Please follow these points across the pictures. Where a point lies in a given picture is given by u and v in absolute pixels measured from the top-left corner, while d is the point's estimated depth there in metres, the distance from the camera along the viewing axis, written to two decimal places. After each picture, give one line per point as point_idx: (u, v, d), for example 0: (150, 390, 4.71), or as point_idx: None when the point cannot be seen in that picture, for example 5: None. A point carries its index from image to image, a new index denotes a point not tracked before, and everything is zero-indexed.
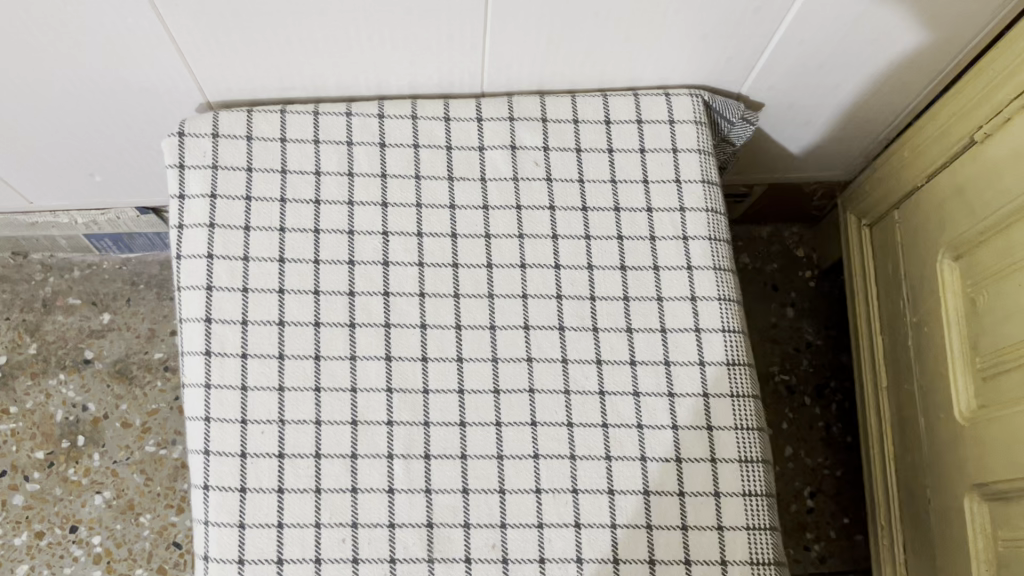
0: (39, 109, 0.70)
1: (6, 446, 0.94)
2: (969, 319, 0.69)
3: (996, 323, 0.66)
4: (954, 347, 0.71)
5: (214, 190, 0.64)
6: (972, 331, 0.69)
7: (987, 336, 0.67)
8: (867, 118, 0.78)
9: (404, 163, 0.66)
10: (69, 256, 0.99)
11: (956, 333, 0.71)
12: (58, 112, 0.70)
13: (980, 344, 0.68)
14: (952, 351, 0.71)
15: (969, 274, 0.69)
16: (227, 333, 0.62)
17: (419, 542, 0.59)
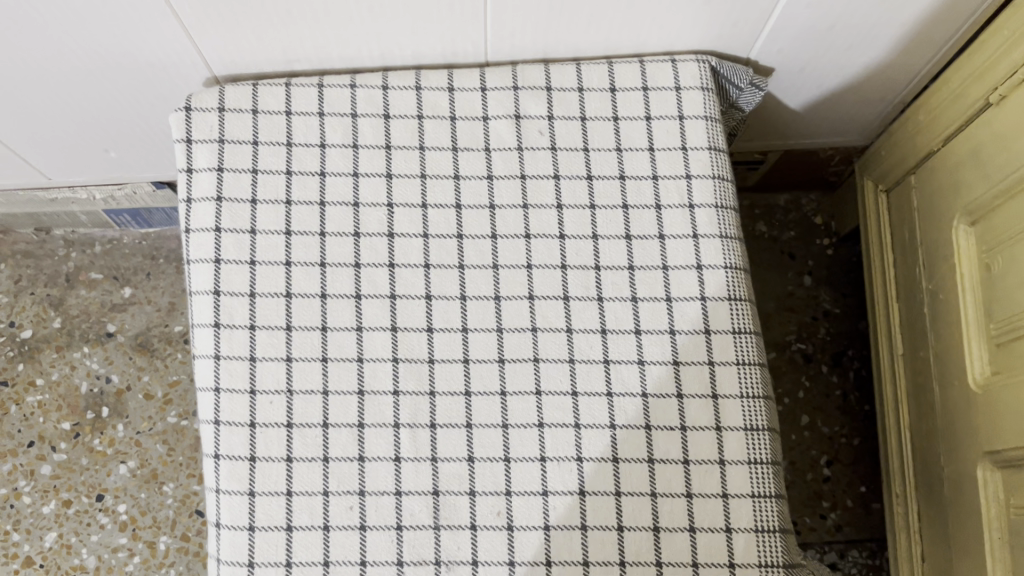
0: (51, 87, 0.71)
1: (33, 418, 0.96)
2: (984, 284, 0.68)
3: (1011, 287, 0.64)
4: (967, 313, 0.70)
5: (221, 164, 0.64)
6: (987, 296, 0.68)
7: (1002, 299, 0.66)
8: (882, 82, 0.77)
9: (408, 134, 0.66)
10: (90, 232, 1.02)
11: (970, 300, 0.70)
12: (68, 90, 0.71)
13: (994, 310, 0.67)
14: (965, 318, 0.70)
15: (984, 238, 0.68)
16: (235, 305, 0.62)
17: (425, 509, 0.60)
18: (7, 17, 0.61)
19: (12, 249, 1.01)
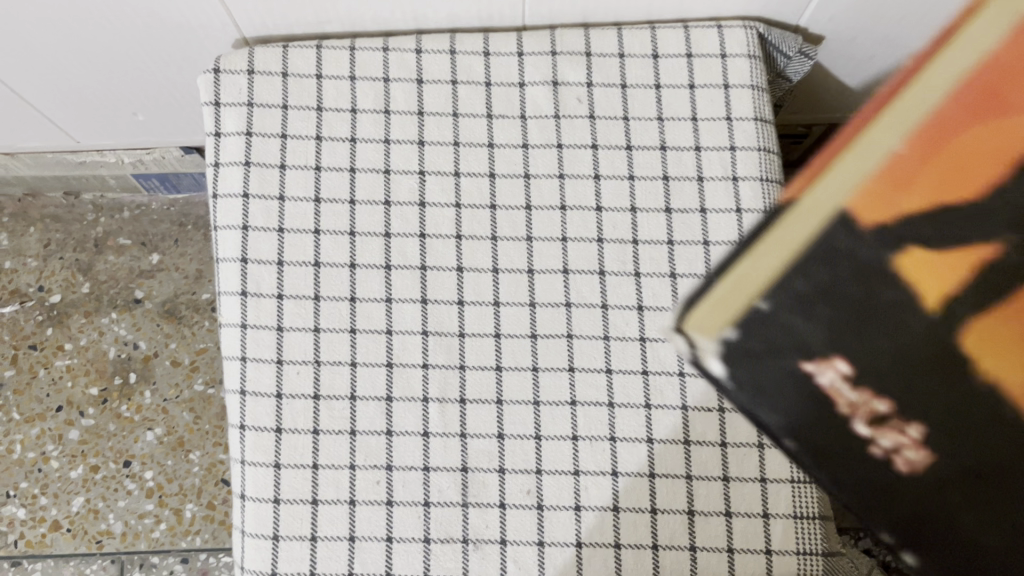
0: (77, 49, 0.69)
1: (62, 382, 0.96)
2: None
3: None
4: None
5: (250, 128, 0.63)
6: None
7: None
8: None
9: (442, 100, 0.65)
10: (119, 197, 1.02)
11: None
12: (95, 52, 0.70)
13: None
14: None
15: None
16: (263, 272, 0.61)
17: (454, 486, 0.58)
18: None
19: (41, 212, 1.01)
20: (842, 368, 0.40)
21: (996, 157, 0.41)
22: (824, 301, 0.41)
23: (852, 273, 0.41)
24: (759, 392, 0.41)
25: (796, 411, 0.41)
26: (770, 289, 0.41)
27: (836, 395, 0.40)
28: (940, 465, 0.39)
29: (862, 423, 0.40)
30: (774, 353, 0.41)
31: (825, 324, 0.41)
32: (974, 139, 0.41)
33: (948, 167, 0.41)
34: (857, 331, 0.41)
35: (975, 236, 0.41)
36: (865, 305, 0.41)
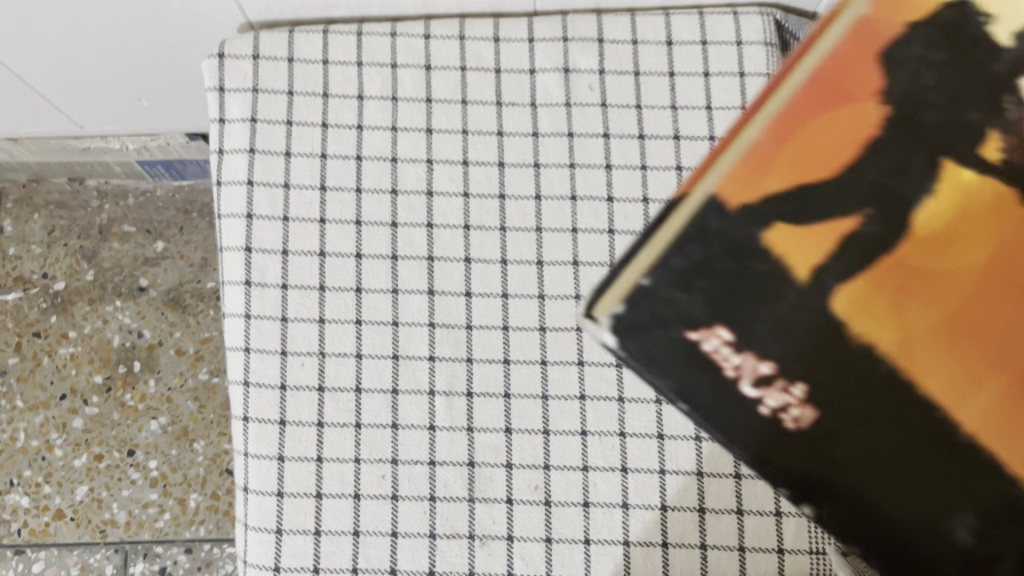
0: (79, 33, 0.68)
1: (66, 370, 0.96)
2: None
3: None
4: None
5: (255, 114, 0.62)
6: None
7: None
8: None
9: (451, 87, 0.63)
10: (124, 183, 1.01)
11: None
12: (97, 37, 0.69)
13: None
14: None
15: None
16: (267, 262, 0.60)
17: (461, 481, 0.57)
18: None
19: (46, 199, 1.00)
20: (727, 336, 0.36)
21: (844, 145, 0.38)
22: (696, 279, 0.37)
23: (722, 241, 0.37)
24: (650, 362, 0.36)
25: (685, 381, 0.36)
26: (649, 265, 0.37)
27: (721, 365, 0.36)
28: (827, 441, 0.35)
29: (750, 387, 0.36)
30: (661, 323, 0.37)
31: (705, 299, 0.36)
32: (822, 127, 0.39)
33: (815, 148, 0.38)
34: (739, 298, 0.36)
35: (846, 206, 0.37)
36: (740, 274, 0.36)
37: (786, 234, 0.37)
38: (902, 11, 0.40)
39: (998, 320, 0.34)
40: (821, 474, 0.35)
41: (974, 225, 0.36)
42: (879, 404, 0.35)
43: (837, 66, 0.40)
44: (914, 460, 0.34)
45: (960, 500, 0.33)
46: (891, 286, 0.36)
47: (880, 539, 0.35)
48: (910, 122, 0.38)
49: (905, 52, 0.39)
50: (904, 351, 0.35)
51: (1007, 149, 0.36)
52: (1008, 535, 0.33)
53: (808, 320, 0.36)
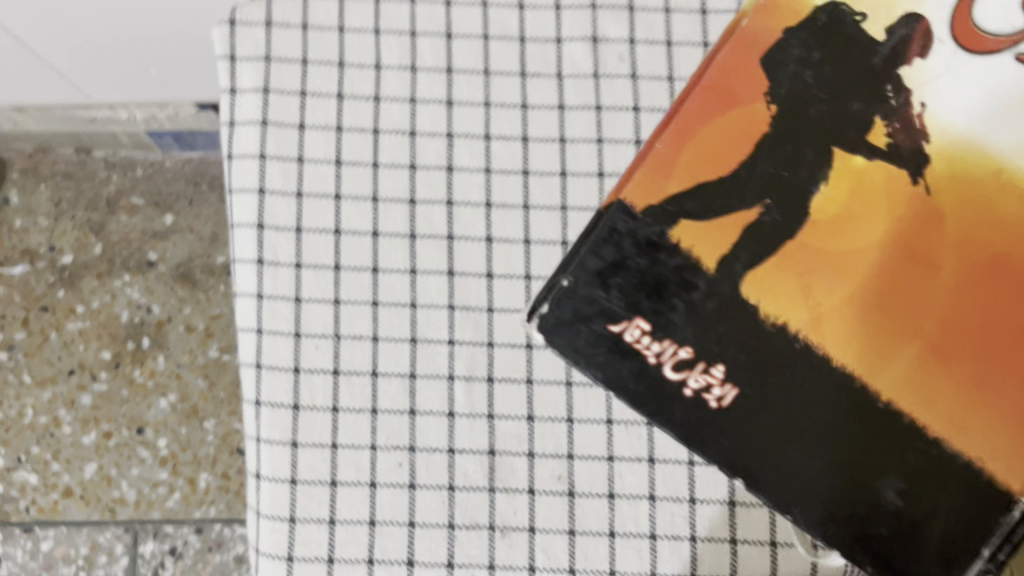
0: (85, 3, 0.66)
1: (75, 346, 1.01)
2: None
3: (957, 93, 0.43)
4: (1006, 49, 0.42)
5: (267, 85, 0.59)
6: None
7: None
8: None
9: (472, 56, 0.60)
10: (132, 154, 1.04)
11: (1012, 37, 0.42)
12: (104, 6, 0.67)
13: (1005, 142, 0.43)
14: (985, 46, 0.43)
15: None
16: (280, 240, 0.57)
17: (480, 470, 0.55)
18: None
19: (52, 168, 1.04)
20: (644, 327, 0.43)
21: (737, 143, 0.45)
22: (616, 274, 0.44)
23: (638, 240, 0.45)
24: (576, 354, 0.44)
25: (608, 368, 0.44)
26: (571, 267, 0.45)
27: (643, 352, 0.43)
28: (744, 412, 0.43)
29: (669, 370, 0.43)
30: (583, 320, 0.44)
31: (621, 294, 0.44)
32: (716, 130, 0.45)
33: (715, 147, 0.45)
34: (649, 292, 0.44)
35: (746, 198, 0.44)
36: (652, 274, 0.44)
37: (690, 231, 0.44)
38: (776, 20, 0.46)
39: (890, 296, 0.43)
40: (753, 448, 0.42)
41: (873, 223, 0.43)
42: (787, 381, 0.42)
43: (727, 74, 0.46)
44: (829, 423, 0.42)
45: (875, 458, 0.42)
46: (796, 273, 0.43)
47: (814, 500, 0.42)
48: (799, 114, 0.45)
49: (786, 54, 0.46)
50: (814, 326, 0.42)
51: (891, 135, 0.44)
52: (924, 487, 0.41)
53: (720, 304, 0.43)
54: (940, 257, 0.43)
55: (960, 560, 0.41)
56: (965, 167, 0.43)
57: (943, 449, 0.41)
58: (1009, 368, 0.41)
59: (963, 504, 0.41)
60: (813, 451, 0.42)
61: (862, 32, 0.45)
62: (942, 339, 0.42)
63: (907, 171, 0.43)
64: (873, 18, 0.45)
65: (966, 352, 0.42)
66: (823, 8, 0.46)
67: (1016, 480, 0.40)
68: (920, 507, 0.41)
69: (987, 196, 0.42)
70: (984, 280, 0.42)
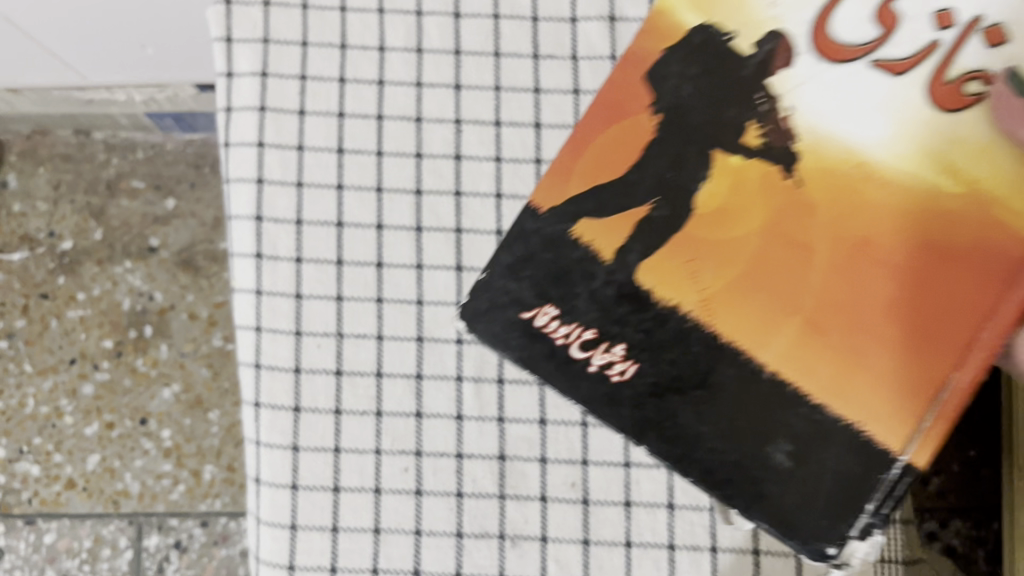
0: None
1: (75, 335, 1.00)
2: (895, 88, 0.41)
3: (824, 97, 0.41)
4: (862, 59, 0.41)
5: (266, 68, 0.56)
6: (901, 109, 0.40)
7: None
8: None
9: (481, 37, 0.57)
10: (131, 136, 1.03)
11: (866, 47, 0.41)
12: None
13: (872, 140, 0.41)
14: (842, 56, 0.41)
15: (959, 25, 0.41)
16: (280, 233, 0.54)
17: (490, 476, 0.52)
18: None
19: (50, 151, 1.03)
20: (553, 312, 0.43)
21: (622, 155, 0.44)
22: (526, 269, 0.44)
23: (541, 240, 0.44)
24: (494, 339, 0.43)
25: (525, 347, 0.43)
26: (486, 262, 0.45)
27: (553, 334, 0.43)
28: (649, 385, 0.42)
29: (578, 350, 0.42)
30: (498, 308, 0.44)
31: (531, 284, 0.44)
32: (607, 139, 0.44)
33: (607, 154, 0.44)
34: (557, 281, 0.43)
35: (639, 198, 0.43)
36: (557, 267, 0.44)
37: (589, 228, 0.44)
38: (660, 37, 0.45)
39: (773, 278, 0.41)
40: (659, 419, 0.41)
41: (752, 204, 0.42)
42: (680, 358, 0.41)
43: (617, 87, 0.45)
44: (716, 394, 0.41)
45: (769, 426, 0.40)
46: (682, 259, 0.42)
47: (718, 473, 0.40)
48: (681, 122, 0.44)
49: (668, 68, 0.45)
50: (702, 308, 0.41)
51: (766, 134, 0.42)
52: (817, 452, 0.39)
53: (619, 292, 0.42)
54: (816, 242, 0.41)
55: (850, 520, 0.38)
56: (838, 154, 0.41)
57: (829, 420, 0.39)
58: (887, 338, 0.39)
59: (849, 469, 0.39)
60: (705, 420, 0.41)
61: (737, 44, 0.43)
62: (824, 315, 0.40)
63: (782, 159, 0.42)
64: (740, 34, 0.43)
65: (847, 327, 0.40)
66: (702, 23, 0.44)
67: (897, 443, 0.38)
68: (810, 471, 0.39)
69: (857, 176, 0.41)
70: (858, 250, 0.40)
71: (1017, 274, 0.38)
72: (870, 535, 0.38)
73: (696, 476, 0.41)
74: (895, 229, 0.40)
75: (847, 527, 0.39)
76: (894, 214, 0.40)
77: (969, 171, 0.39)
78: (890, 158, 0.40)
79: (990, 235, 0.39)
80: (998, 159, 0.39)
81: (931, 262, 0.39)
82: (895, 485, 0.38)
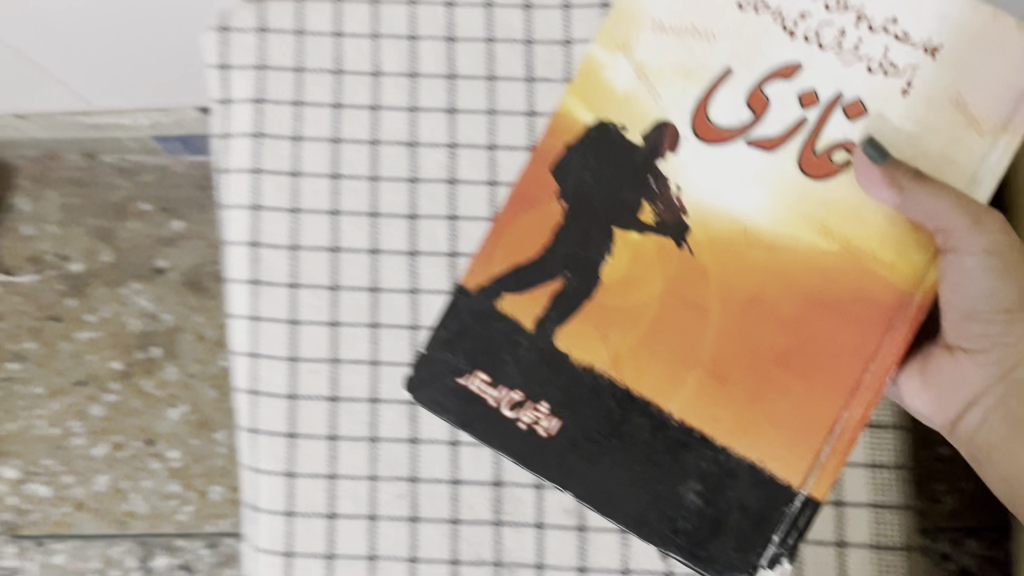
0: (75, 17, 0.65)
1: (86, 357, 1.01)
2: (770, 164, 0.50)
3: (710, 172, 0.50)
4: (739, 137, 0.51)
5: (261, 94, 0.56)
6: (777, 184, 0.50)
7: (992, 141, 0.48)
8: None
9: (475, 61, 0.56)
10: (140, 159, 1.04)
11: (738, 129, 0.51)
12: (93, 19, 0.65)
13: (754, 213, 0.50)
14: (721, 138, 0.51)
15: (821, 104, 0.50)
16: (276, 259, 0.54)
17: (486, 502, 0.52)
18: None
19: (59, 175, 1.04)
20: (483, 377, 0.51)
21: (536, 239, 0.51)
22: (460, 343, 0.51)
23: (471, 314, 0.52)
24: (440, 408, 0.51)
25: (465, 414, 0.51)
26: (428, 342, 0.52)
27: (484, 396, 0.51)
28: (571, 447, 0.50)
29: (506, 409, 0.51)
30: (437, 378, 0.51)
31: (464, 354, 0.51)
32: (523, 222, 0.52)
33: (523, 234, 0.52)
34: (484, 352, 0.51)
35: (550, 273, 0.51)
36: (485, 339, 0.51)
37: (511, 302, 0.51)
38: (561, 135, 0.52)
39: (679, 338, 0.50)
40: (587, 484, 0.50)
41: (651, 278, 0.50)
42: (600, 416, 0.50)
43: (528, 179, 0.52)
44: (630, 441, 0.50)
45: (678, 475, 0.49)
46: (600, 332, 0.50)
47: (634, 517, 0.49)
48: (585, 209, 0.51)
49: (569, 162, 0.52)
50: (614, 365, 0.50)
51: (657, 214, 0.51)
52: (720, 490, 0.49)
53: (540, 355, 0.51)
54: (708, 306, 0.50)
55: (759, 550, 0.48)
56: (725, 223, 0.50)
57: (731, 458, 0.49)
58: (783, 385, 0.49)
59: (753, 502, 0.49)
60: (623, 464, 0.50)
61: (626, 137, 0.51)
62: (726, 366, 0.50)
63: (674, 232, 0.51)
64: (629, 126, 0.51)
65: (745, 373, 0.50)
66: (595, 119, 0.52)
67: (798, 477, 0.48)
68: (719, 506, 0.49)
69: (748, 250, 0.50)
70: (761, 319, 0.50)
71: (881, 326, 0.49)
72: (774, 560, 0.48)
73: (622, 518, 0.50)
74: (790, 296, 0.50)
75: (751, 553, 0.48)
76: (782, 281, 0.50)
77: (842, 233, 0.49)
78: (774, 230, 0.50)
79: (859, 295, 0.49)
80: (867, 228, 0.49)
81: (816, 315, 0.49)
82: (798, 513, 0.48)
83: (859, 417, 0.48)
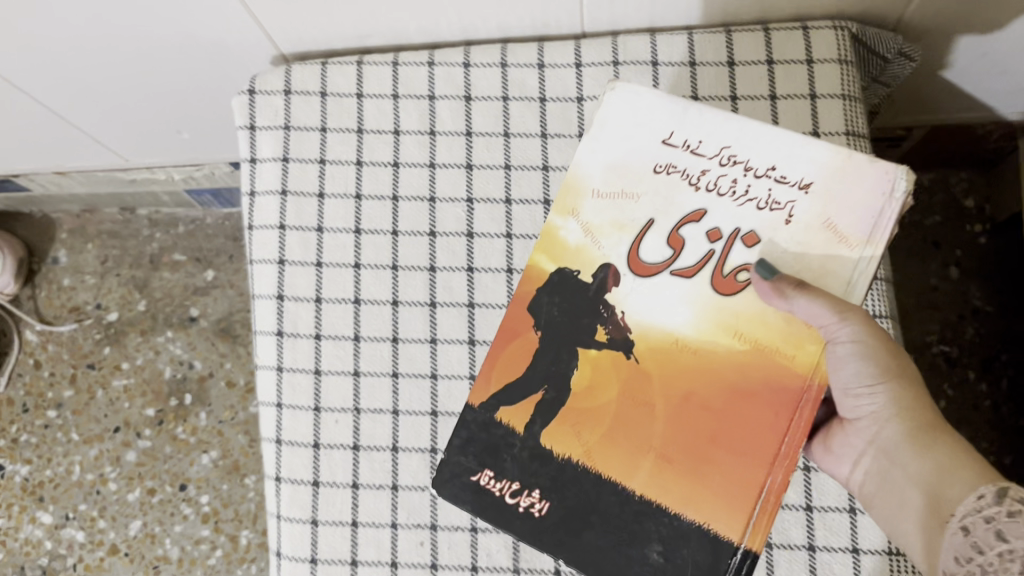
0: (111, 82, 0.68)
1: (121, 403, 1.04)
2: (688, 289, 0.47)
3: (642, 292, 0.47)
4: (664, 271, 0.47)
5: (287, 153, 0.59)
6: (694, 302, 0.46)
7: (859, 254, 0.45)
8: (1006, 73, 0.68)
9: (491, 119, 0.58)
10: (175, 212, 1.08)
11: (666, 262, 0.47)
12: (128, 84, 0.69)
13: (679, 334, 0.46)
14: (648, 273, 0.47)
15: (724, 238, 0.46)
16: (300, 311, 0.57)
17: (504, 550, 0.53)
18: (48, 20, 0.58)
19: (98, 228, 1.09)
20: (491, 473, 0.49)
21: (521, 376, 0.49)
22: (470, 445, 0.49)
23: (478, 424, 0.49)
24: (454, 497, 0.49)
25: (475, 502, 0.49)
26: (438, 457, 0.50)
27: (495, 489, 0.49)
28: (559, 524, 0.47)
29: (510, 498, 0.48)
30: (449, 475, 0.49)
31: (475, 453, 0.49)
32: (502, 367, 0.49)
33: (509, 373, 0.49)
34: (490, 450, 0.49)
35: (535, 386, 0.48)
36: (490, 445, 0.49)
37: (511, 411, 0.49)
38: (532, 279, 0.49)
39: (624, 432, 0.47)
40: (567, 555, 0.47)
41: (603, 371, 0.47)
42: (580, 491, 0.47)
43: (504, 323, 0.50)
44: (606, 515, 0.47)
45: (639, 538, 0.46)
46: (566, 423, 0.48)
47: None
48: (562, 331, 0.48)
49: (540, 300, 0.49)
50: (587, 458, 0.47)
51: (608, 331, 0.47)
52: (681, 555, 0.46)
53: (534, 453, 0.48)
54: (650, 399, 0.47)
55: None
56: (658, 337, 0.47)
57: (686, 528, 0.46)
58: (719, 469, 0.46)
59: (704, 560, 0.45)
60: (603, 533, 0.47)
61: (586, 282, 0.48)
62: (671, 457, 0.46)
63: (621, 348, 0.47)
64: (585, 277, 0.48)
65: (687, 462, 0.46)
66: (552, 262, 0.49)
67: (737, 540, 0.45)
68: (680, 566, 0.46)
69: (680, 355, 0.46)
70: (689, 407, 0.46)
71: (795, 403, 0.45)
72: None
73: None
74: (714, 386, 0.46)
75: None
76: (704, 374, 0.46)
77: (754, 336, 0.46)
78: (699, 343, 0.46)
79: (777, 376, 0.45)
80: (774, 331, 0.46)
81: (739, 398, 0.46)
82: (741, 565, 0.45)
83: (783, 481, 0.45)
